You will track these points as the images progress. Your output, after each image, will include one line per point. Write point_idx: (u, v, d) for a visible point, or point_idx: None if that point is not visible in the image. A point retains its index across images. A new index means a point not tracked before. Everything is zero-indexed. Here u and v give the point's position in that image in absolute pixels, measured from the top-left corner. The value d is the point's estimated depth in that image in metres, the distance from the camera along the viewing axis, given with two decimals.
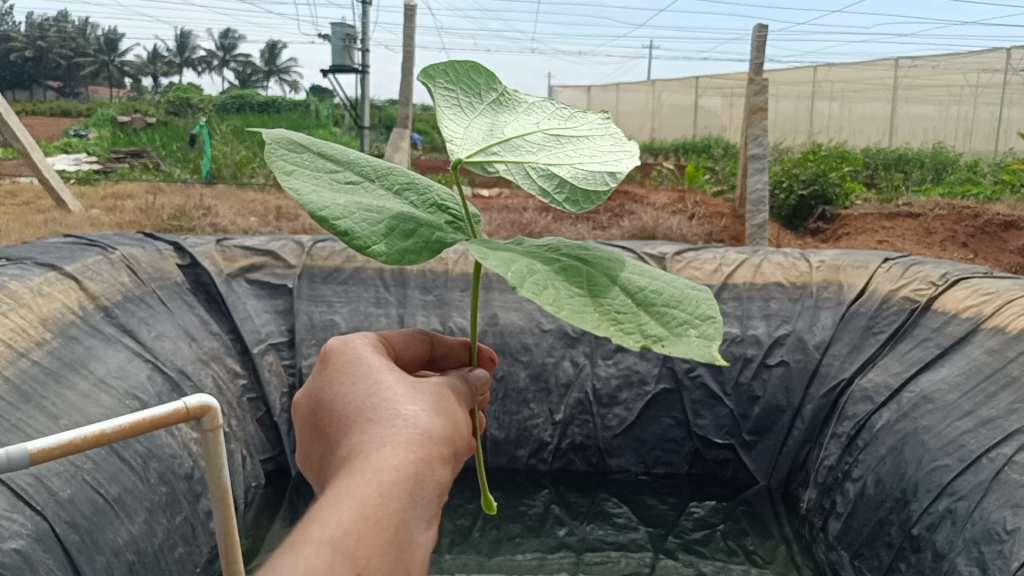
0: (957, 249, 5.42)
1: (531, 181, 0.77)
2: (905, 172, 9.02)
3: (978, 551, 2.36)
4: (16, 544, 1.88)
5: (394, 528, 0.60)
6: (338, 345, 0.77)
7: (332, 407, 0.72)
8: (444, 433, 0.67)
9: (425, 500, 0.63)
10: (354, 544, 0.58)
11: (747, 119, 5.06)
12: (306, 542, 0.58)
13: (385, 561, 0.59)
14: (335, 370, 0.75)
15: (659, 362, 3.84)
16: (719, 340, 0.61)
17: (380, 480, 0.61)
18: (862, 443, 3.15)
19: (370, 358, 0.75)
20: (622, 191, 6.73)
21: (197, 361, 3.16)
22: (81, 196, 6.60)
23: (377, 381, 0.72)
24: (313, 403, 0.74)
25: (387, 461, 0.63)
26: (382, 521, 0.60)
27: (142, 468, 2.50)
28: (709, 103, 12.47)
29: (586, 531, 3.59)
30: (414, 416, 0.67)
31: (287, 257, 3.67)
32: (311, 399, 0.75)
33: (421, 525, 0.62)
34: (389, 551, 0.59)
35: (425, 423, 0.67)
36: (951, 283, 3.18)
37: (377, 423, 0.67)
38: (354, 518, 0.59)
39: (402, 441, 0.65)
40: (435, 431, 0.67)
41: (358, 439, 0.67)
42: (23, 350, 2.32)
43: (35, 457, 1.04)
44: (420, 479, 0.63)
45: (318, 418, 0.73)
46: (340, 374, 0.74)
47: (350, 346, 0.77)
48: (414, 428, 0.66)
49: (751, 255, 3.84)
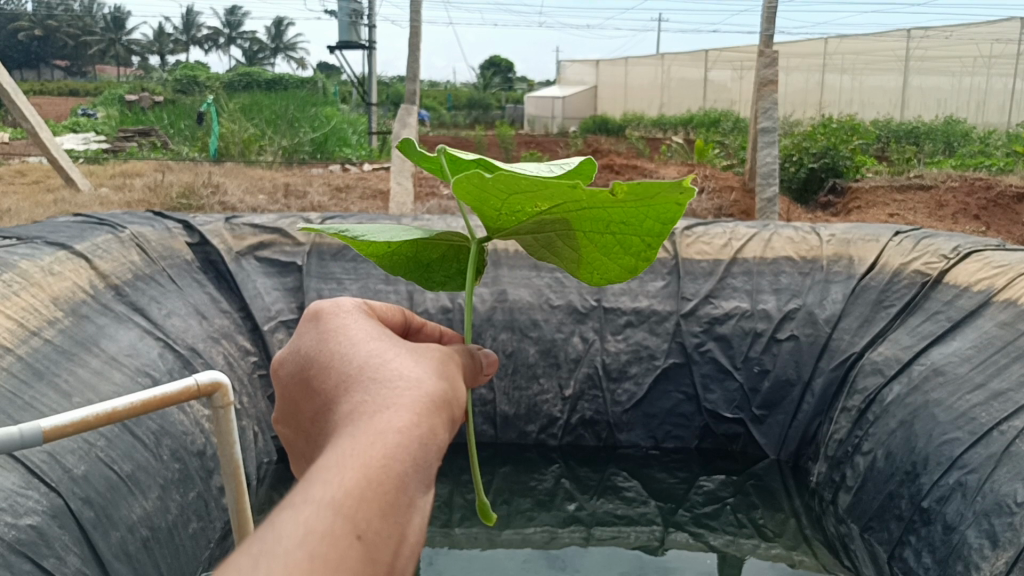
0: (968, 222, 5.38)
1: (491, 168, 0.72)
2: (917, 144, 8.94)
3: (988, 524, 2.37)
4: (32, 520, 1.91)
5: (399, 489, 0.45)
6: (328, 307, 0.63)
7: (321, 367, 0.57)
8: (447, 397, 0.54)
9: (429, 464, 0.48)
10: (355, 505, 0.43)
11: (758, 92, 5.00)
12: (295, 502, 0.43)
13: (388, 528, 0.44)
14: (324, 331, 0.60)
15: (668, 337, 3.74)
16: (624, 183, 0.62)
17: (386, 438, 0.47)
18: (873, 416, 3.15)
19: (365, 324, 0.62)
20: (631, 166, 6.69)
21: (208, 338, 3.17)
22: (91, 176, 6.66)
23: (377, 343, 0.58)
24: (295, 365, 0.59)
25: (391, 415, 0.49)
26: (387, 482, 0.45)
27: (155, 445, 2.52)
28: (718, 76, 12.37)
29: (596, 505, 3.64)
30: (417, 375, 0.54)
31: (295, 235, 3.68)
32: (294, 361, 0.60)
33: (423, 490, 0.47)
34: (394, 519, 0.44)
35: (429, 384, 0.53)
36: (963, 256, 3.16)
37: (376, 380, 0.53)
38: (357, 477, 0.44)
39: (407, 398, 0.51)
40: (440, 393, 0.53)
41: (353, 397, 0.52)
42: (35, 329, 2.34)
43: (47, 433, 1.04)
44: (429, 438, 0.49)
45: (301, 384, 0.58)
46: (331, 335, 0.60)
47: (343, 308, 0.63)
48: (418, 385, 0.53)
49: (761, 229, 3.80)
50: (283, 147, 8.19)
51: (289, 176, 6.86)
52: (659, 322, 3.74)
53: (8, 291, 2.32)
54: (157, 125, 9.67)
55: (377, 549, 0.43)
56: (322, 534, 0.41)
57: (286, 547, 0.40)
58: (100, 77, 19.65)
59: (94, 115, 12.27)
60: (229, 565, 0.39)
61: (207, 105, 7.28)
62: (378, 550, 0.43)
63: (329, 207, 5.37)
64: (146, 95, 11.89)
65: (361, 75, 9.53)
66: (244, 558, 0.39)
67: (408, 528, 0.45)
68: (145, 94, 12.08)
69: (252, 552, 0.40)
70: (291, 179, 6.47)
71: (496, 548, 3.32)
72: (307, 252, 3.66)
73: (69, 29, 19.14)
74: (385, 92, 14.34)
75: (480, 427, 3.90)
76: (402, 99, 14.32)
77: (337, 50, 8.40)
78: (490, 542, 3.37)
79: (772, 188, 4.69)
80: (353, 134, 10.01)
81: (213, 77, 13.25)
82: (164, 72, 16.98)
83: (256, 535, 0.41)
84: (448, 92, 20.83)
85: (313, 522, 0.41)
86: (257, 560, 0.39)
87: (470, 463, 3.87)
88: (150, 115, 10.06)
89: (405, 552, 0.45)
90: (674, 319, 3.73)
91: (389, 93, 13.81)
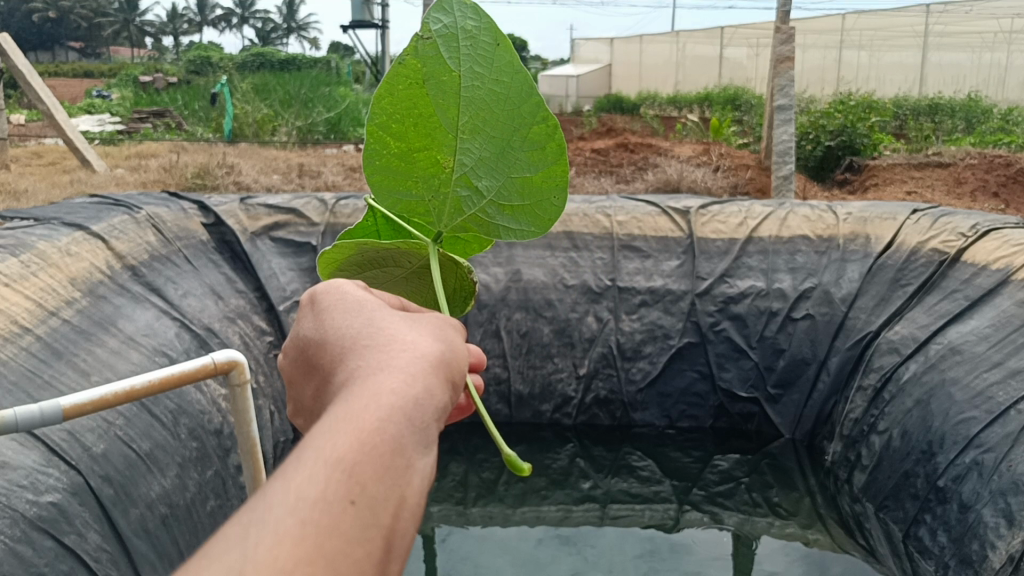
0: (987, 200, 5.32)
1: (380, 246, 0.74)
2: (934, 121, 8.87)
3: (1004, 502, 2.36)
4: (53, 497, 1.93)
5: (395, 452, 0.45)
6: (322, 285, 0.62)
7: (319, 343, 0.57)
8: (445, 359, 0.53)
9: (427, 426, 0.48)
10: (353, 467, 0.43)
11: (775, 68, 4.94)
12: (286, 470, 0.43)
13: (385, 489, 0.44)
14: (322, 309, 0.59)
15: (683, 316, 3.73)
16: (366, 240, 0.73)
17: (381, 398, 0.47)
18: (888, 395, 3.14)
19: (357, 294, 0.61)
20: (646, 144, 6.64)
21: (224, 319, 3.18)
22: (107, 157, 6.72)
23: (373, 314, 0.57)
24: (296, 346, 0.59)
25: (384, 378, 0.49)
26: (382, 445, 0.45)
27: (173, 424, 2.55)
28: (733, 54, 12.29)
29: (610, 484, 3.67)
30: (413, 340, 0.53)
31: (309, 216, 3.71)
32: (294, 344, 0.59)
33: (423, 451, 0.47)
34: (393, 481, 0.44)
35: (423, 347, 0.53)
36: (982, 234, 3.11)
37: (374, 347, 0.53)
38: (351, 441, 0.44)
39: (403, 362, 0.51)
40: (437, 355, 0.53)
41: (350, 366, 0.52)
42: (53, 309, 2.36)
43: (68, 412, 1.03)
44: (425, 398, 0.49)
45: (303, 364, 0.58)
46: (328, 311, 0.59)
47: (334, 284, 0.62)
48: (414, 349, 0.52)
49: (777, 207, 3.79)
50: (297, 127, 8.08)
51: (302, 155, 6.90)
52: (674, 301, 3.73)
53: (26, 272, 2.34)
54: (171, 106, 9.74)
55: (373, 513, 0.42)
56: (314, 501, 0.41)
57: (279, 512, 0.40)
58: (112, 60, 19.79)
59: (108, 95, 12.40)
60: (218, 536, 0.40)
61: (222, 87, 7.47)
62: (374, 514, 0.42)
63: (343, 186, 5.39)
64: (161, 76, 12.01)
65: (375, 55, 9.53)
66: (235, 528, 0.40)
67: (408, 488, 0.45)
68: (162, 75, 12.18)
69: (243, 521, 0.40)
70: (305, 159, 6.49)
71: (511, 527, 3.34)
72: (322, 232, 3.70)
73: (82, 9, 19.19)
74: (397, 73, 14.37)
75: (495, 406, 3.90)
76: (416, 77, 14.30)
77: (349, 30, 8.39)
78: (505, 521, 3.40)
79: (788, 166, 4.63)
80: (369, 112, 10.01)
81: (226, 58, 13.35)
82: (176, 55, 17.09)
83: (249, 505, 0.41)
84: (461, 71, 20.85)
85: (305, 490, 0.41)
86: (248, 531, 0.39)
87: (485, 442, 3.88)
88: (164, 96, 10.14)
89: (407, 515, 0.44)
90: (689, 299, 3.72)
91: (402, 73, 13.85)
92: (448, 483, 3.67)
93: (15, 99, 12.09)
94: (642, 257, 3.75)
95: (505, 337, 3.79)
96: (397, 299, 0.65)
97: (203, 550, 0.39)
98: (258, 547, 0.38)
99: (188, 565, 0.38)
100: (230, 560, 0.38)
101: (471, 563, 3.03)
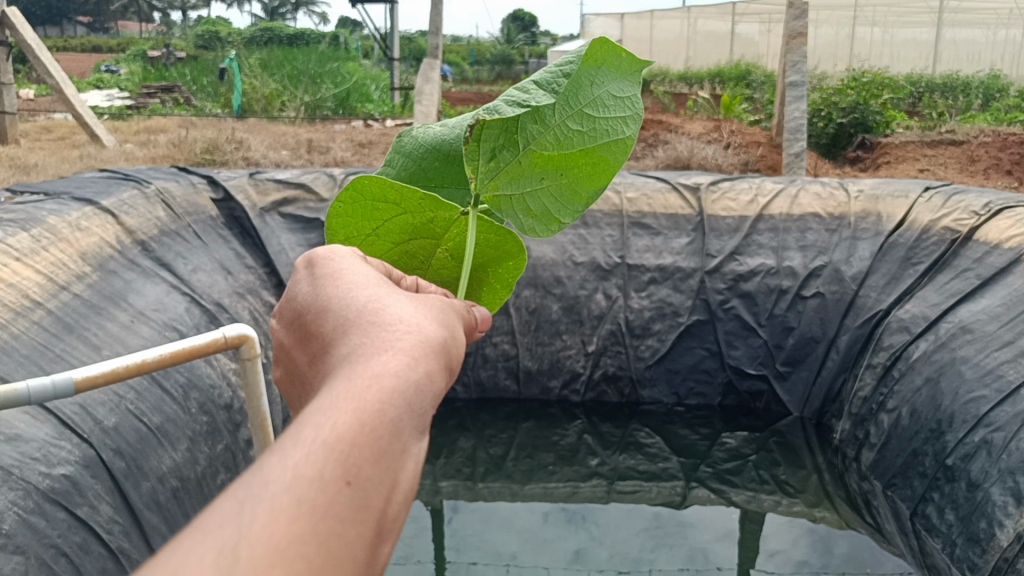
0: (1001, 177, 5.28)
1: (528, 147, 0.77)
2: (949, 99, 8.78)
3: (1013, 481, 2.36)
4: (66, 470, 1.94)
5: (392, 435, 0.45)
6: (323, 251, 0.63)
7: (318, 311, 0.57)
8: (444, 345, 0.54)
9: (423, 410, 0.48)
10: (350, 447, 0.43)
11: (786, 45, 4.88)
12: (287, 443, 0.42)
13: (379, 474, 0.43)
14: (321, 276, 0.60)
15: (692, 294, 3.72)
16: (535, 187, 0.79)
17: (382, 378, 0.47)
18: (898, 373, 3.13)
19: (361, 268, 0.61)
20: (657, 120, 6.58)
21: (233, 294, 3.18)
22: (115, 132, 6.74)
23: (375, 288, 0.57)
24: (293, 311, 0.59)
25: (385, 358, 0.49)
26: (381, 427, 0.45)
27: (183, 398, 2.56)
28: (746, 29, 12.16)
29: (618, 461, 3.69)
30: (416, 322, 0.54)
31: (319, 191, 3.71)
32: (292, 306, 0.60)
33: (418, 436, 0.47)
34: (388, 464, 0.44)
35: (427, 331, 0.53)
36: (995, 213, 3.08)
37: (375, 324, 0.53)
38: (350, 421, 0.44)
39: (405, 345, 0.51)
40: (439, 341, 0.53)
41: (351, 339, 0.52)
42: (64, 284, 2.36)
43: (80, 385, 1.03)
44: (424, 383, 0.49)
45: (299, 330, 0.58)
46: (327, 279, 0.59)
47: (339, 253, 0.62)
48: (415, 332, 0.52)
49: (788, 184, 3.74)
50: (305, 103, 8.07)
51: (310, 131, 6.90)
52: (683, 279, 3.72)
53: (36, 247, 2.35)
54: (180, 81, 9.75)
55: (367, 495, 0.42)
56: (311, 479, 0.40)
57: (275, 490, 0.39)
58: (120, 36, 19.78)
59: (117, 70, 12.41)
60: (211, 509, 0.39)
61: (228, 62, 7.48)
62: (369, 497, 0.42)
63: (352, 162, 5.38)
64: (170, 51, 12.01)
65: (383, 31, 9.49)
66: (230, 501, 0.39)
67: (401, 473, 0.45)
68: (171, 50, 12.19)
69: (237, 495, 0.39)
70: (314, 134, 6.49)
71: (518, 502, 3.37)
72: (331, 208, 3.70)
73: None
74: (407, 49, 14.32)
75: (504, 382, 3.92)
76: (425, 53, 14.26)
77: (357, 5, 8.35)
78: (513, 497, 3.42)
79: (799, 143, 4.58)
80: (378, 88, 9.97)
81: (235, 32, 13.36)
82: (183, 31, 17.08)
83: (244, 474, 0.41)
84: (470, 46, 20.77)
85: (302, 464, 0.41)
86: (242, 504, 0.39)
87: (494, 418, 3.90)
88: (173, 72, 10.15)
89: (399, 500, 0.44)
90: (698, 276, 3.71)
91: (411, 49, 13.82)
92: (457, 459, 3.70)
93: (25, 74, 12.22)
94: (651, 234, 3.71)
95: (514, 314, 3.79)
96: (384, 266, 0.67)
97: (196, 517, 0.39)
98: (253, 520, 0.38)
99: (181, 534, 0.38)
100: (226, 532, 0.37)
101: (478, 539, 3.04)
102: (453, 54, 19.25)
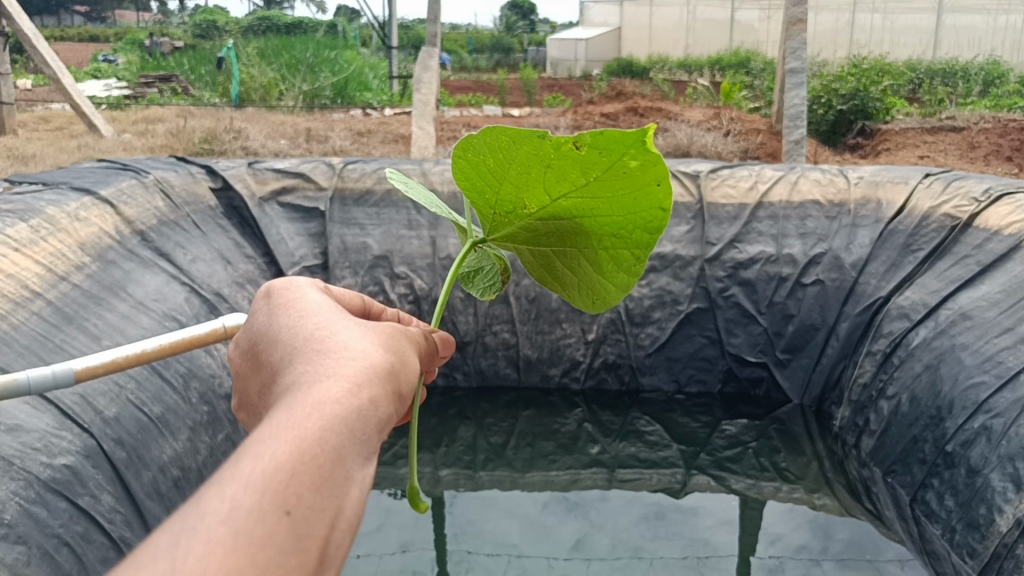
0: (1001, 163, 5.26)
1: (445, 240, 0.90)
2: (950, 84, 8.74)
3: (1012, 467, 2.36)
4: (67, 460, 1.95)
5: (335, 463, 0.46)
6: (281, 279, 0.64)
7: (270, 340, 0.58)
8: (392, 370, 0.55)
9: (369, 436, 0.49)
10: (289, 477, 0.44)
11: (786, 31, 4.85)
12: (226, 475, 0.43)
13: (321, 501, 0.44)
14: (277, 304, 0.61)
15: (692, 282, 3.73)
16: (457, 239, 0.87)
17: (323, 407, 0.48)
18: (897, 360, 3.14)
19: (315, 294, 0.62)
20: (656, 108, 6.56)
21: (233, 284, 3.18)
22: (113, 121, 6.72)
23: (326, 316, 0.58)
24: (248, 338, 0.60)
25: (329, 386, 0.50)
26: (324, 456, 0.46)
27: (184, 388, 2.56)
28: (746, 16, 12.09)
29: (618, 448, 3.69)
30: (363, 349, 0.55)
31: (318, 179, 3.69)
32: (246, 336, 0.61)
33: (363, 461, 0.48)
34: (330, 490, 0.45)
35: (373, 357, 0.54)
36: (995, 199, 3.07)
37: (321, 353, 0.54)
38: (289, 450, 0.45)
39: (349, 371, 0.52)
40: (386, 365, 0.54)
41: (297, 368, 0.53)
42: (63, 274, 2.36)
43: (79, 375, 1.02)
44: (368, 409, 0.50)
45: (253, 358, 0.59)
46: (282, 308, 0.60)
47: (295, 282, 0.63)
48: (362, 359, 0.54)
49: (788, 171, 3.73)
50: (303, 92, 8.05)
51: (308, 120, 6.88)
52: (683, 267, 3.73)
53: (36, 237, 2.34)
54: (178, 72, 9.70)
55: (309, 524, 0.43)
56: (248, 510, 0.42)
57: (212, 523, 0.41)
58: (115, 25, 19.66)
59: (114, 60, 12.33)
60: (150, 542, 0.40)
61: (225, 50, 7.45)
62: (310, 525, 0.43)
63: (350, 151, 5.36)
64: (168, 41, 11.96)
65: (382, 19, 9.44)
66: (168, 534, 0.40)
67: (346, 499, 0.46)
68: (167, 40, 12.12)
69: (174, 528, 0.41)
70: (312, 123, 6.46)
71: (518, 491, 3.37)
72: (330, 197, 3.68)
73: None
74: (404, 38, 14.23)
75: (504, 371, 3.92)
76: (424, 42, 14.22)
77: None
78: (514, 486, 3.43)
79: (799, 130, 4.57)
80: (376, 77, 9.93)
81: (233, 22, 13.31)
82: (179, 20, 16.98)
83: (182, 509, 0.42)
84: (468, 34, 20.63)
85: (240, 497, 0.42)
86: (178, 538, 0.40)
87: (494, 407, 3.90)
88: (170, 62, 10.08)
89: (342, 527, 0.46)
90: (698, 264, 3.71)
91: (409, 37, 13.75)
92: (457, 447, 3.71)
93: (21, 64, 12.16)
94: None
95: (514, 302, 3.80)
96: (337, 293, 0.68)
97: (135, 553, 0.40)
98: (188, 553, 0.39)
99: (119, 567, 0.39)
100: (160, 565, 0.38)
101: (478, 527, 3.05)
102: (450, 41, 19.16)
